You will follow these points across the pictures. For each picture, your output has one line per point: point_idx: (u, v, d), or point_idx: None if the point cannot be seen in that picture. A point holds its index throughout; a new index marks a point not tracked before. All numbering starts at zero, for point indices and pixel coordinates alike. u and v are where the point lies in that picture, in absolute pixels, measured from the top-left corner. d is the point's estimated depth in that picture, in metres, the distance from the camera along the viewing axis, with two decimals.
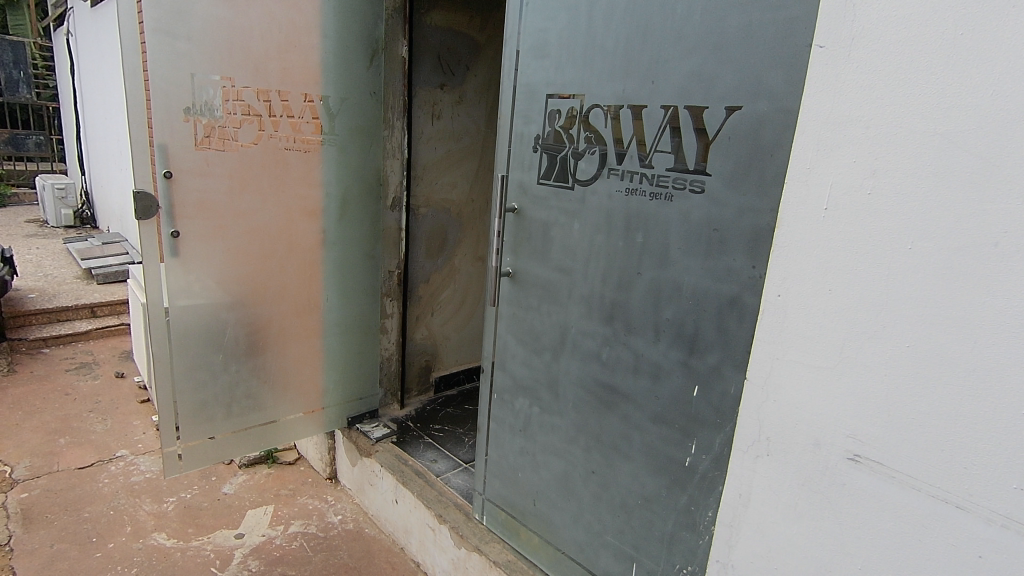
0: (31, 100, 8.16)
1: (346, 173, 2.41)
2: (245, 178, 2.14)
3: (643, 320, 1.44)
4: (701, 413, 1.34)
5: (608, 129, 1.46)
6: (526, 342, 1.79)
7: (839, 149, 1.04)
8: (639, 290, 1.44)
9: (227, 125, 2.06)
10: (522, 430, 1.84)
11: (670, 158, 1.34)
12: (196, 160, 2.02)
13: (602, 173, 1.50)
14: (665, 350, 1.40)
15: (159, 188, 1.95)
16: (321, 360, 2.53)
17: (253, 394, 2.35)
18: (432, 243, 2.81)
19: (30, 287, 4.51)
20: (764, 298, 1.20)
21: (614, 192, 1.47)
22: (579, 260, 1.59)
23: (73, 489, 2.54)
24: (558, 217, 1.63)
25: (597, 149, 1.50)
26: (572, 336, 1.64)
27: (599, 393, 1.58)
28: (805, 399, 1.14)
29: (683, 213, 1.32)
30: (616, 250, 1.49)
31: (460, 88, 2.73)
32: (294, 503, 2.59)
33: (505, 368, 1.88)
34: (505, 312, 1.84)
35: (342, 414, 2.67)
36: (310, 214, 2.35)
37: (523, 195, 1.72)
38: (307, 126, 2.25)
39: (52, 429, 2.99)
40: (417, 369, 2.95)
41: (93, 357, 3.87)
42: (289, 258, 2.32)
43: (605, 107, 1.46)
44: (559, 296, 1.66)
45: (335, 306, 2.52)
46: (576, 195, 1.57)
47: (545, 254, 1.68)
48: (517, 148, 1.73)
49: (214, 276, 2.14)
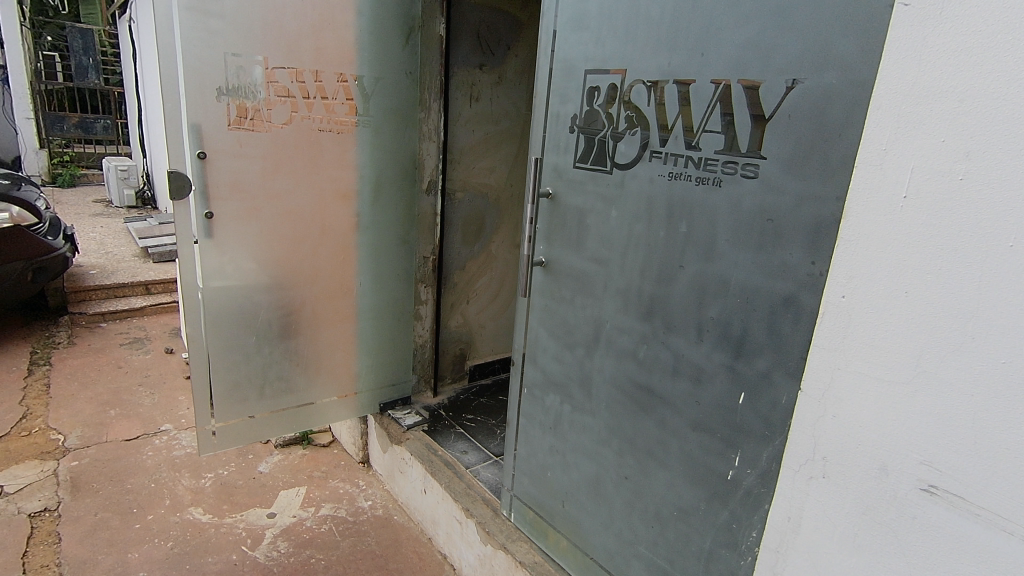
0: (98, 85, 8.52)
1: (380, 155, 2.36)
2: (278, 161, 2.11)
3: (684, 319, 1.33)
4: (747, 423, 1.23)
5: (651, 108, 1.33)
6: (558, 337, 1.68)
7: (924, 127, 0.89)
8: (681, 285, 1.32)
9: (262, 107, 2.03)
10: (552, 428, 1.75)
11: (720, 140, 1.20)
12: (229, 141, 2.00)
13: (644, 155, 1.37)
14: (709, 351, 1.28)
15: (192, 169, 1.94)
16: (354, 344, 2.51)
17: (286, 376, 2.34)
18: (469, 229, 2.73)
19: (92, 264, 4.73)
20: (826, 298, 1.06)
21: (656, 176, 1.35)
22: (616, 250, 1.47)
23: (119, 461, 2.63)
24: (595, 203, 1.51)
25: (639, 130, 1.37)
26: (607, 332, 1.52)
27: (635, 394, 1.47)
28: (871, 417, 1.00)
29: (733, 200, 1.20)
30: (658, 240, 1.36)
31: (500, 68, 2.62)
32: (326, 486, 2.60)
33: (535, 362, 1.78)
34: (537, 303, 1.74)
35: (375, 399, 2.65)
36: (344, 197, 2.31)
37: (558, 179, 1.61)
38: (340, 107, 2.20)
39: (104, 401, 3.12)
40: (452, 357, 2.89)
41: (146, 333, 4.02)
42: (322, 242, 2.29)
43: (648, 82, 1.33)
44: (594, 289, 1.54)
45: (368, 292, 2.49)
46: (614, 180, 1.45)
47: (580, 244, 1.57)
48: (553, 129, 1.62)
49: (247, 258, 2.13)
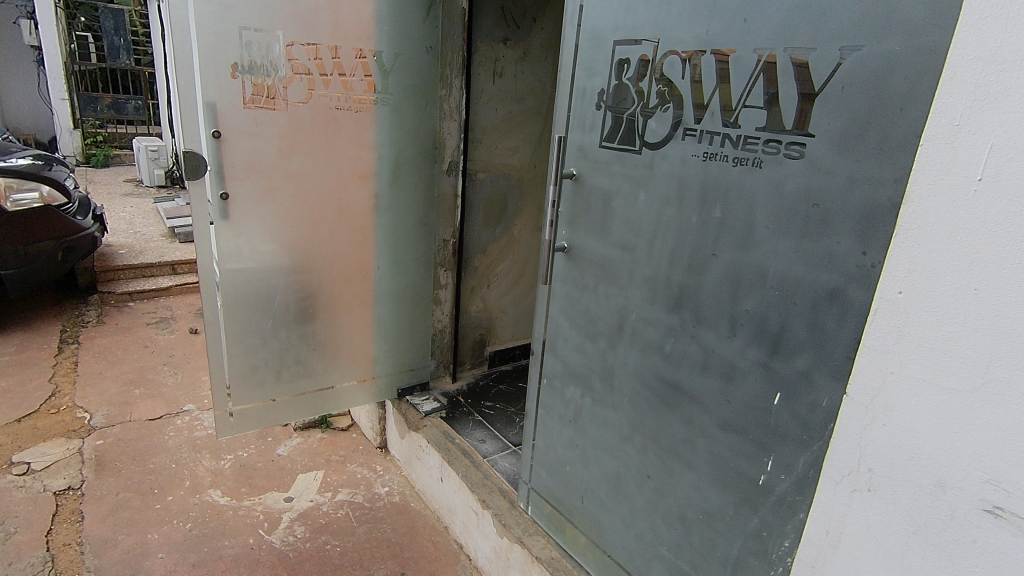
0: (129, 66, 8.59)
1: (400, 134, 2.28)
2: (294, 139, 2.05)
3: (716, 311, 1.23)
4: (783, 426, 1.13)
5: (686, 82, 1.23)
6: (579, 327, 1.60)
7: (1008, 98, 0.77)
8: (714, 274, 1.22)
9: (278, 84, 1.96)
10: (572, 421, 1.67)
11: (761, 116, 1.09)
12: (245, 119, 1.94)
13: (676, 133, 1.26)
14: (742, 347, 1.19)
15: (207, 148, 1.90)
16: (373, 329, 2.47)
17: (303, 360, 2.32)
18: (490, 211, 2.65)
19: (121, 243, 4.79)
20: (878, 293, 0.96)
21: (689, 156, 1.24)
22: (643, 236, 1.37)
23: (142, 440, 2.65)
24: (622, 185, 1.41)
25: (671, 106, 1.26)
26: (631, 322, 1.43)
27: (661, 389, 1.38)
28: (926, 427, 0.90)
29: (775, 183, 1.09)
30: (690, 226, 1.26)
31: (525, 42, 2.50)
32: (344, 471, 2.58)
33: (556, 352, 1.71)
34: (558, 290, 1.66)
35: (393, 384, 2.61)
36: (362, 177, 2.24)
37: (583, 160, 1.52)
38: (358, 84, 2.13)
39: (129, 380, 3.16)
40: (471, 342, 2.83)
41: (172, 313, 4.07)
42: (339, 223, 2.24)
43: (683, 53, 1.22)
44: (618, 277, 1.45)
45: (387, 275, 2.43)
46: (643, 160, 1.35)
47: (605, 229, 1.47)
48: (578, 105, 1.51)
49: (264, 240, 2.09)
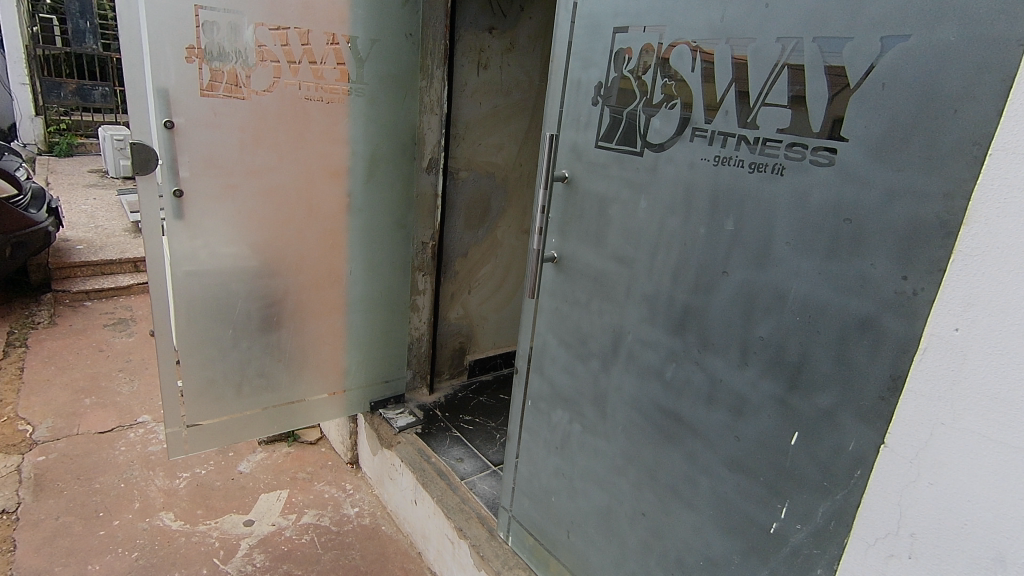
0: (97, 51, 8.21)
1: (375, 128, 2.10)
2: (258, 131, 1.86)
3: (725, 337, 1.09)
4: (800, 469, 1.00)
5: (696, 76, 1.08)
6: (569, 345, 1.45)
7: None
8: (724, 295, 1.08)
9: (239, 69, 1.77)
10: (559, 448, 1.53)
11: (784, 115, 0.95)
12: (201, 108, 1.74)
13: (684, 134, 1.12)
14: (754, 378, 1.05)
15: (158, 139, 1.70)
16: (344, 338, 2.29)
17: (266, 373, 2.13)
18: (472, 213, 2.48)
19: (80, 238, 4.52)
20: (927, 329, 0.82)
21: (697, 160, 1.10)
22: (644, 248, 1.22)
23: (89, 457, 2.44)
24: (620, 191, 1.26)
25: (678, 102, 1.12)
26: (627, 344, 1.29)
27: (659, 420, 1.24)
28: (988, 491, 0.77)
29: (798, 194, 0.95)
30: (697, 240, 1.12)
31: (512, 33, 2.33)
32: (311, 490, 2.40)
33: (541, 371, 1.56)
34: (546, 304, 1.50)
35: (365, 397, 2.44)
36: (333, 174, 2.05)
37: (576, 161, 1.37)
38: (330, 72, 1.94)
39: (80, 388, 2.93)
40: (451, 351, 2.67)
41: (132, 313, 3.82)
42: (308, 224, 2.05)
43: (693, 43, 1.08)
44: (614, 292, 1.30)
45: (360, 281, 2.25)
46: (645, 164, 1.20)
47: (600, 239, 1.33)
48: (573, 100, 1.36)
49: (222, 242, 1.90)
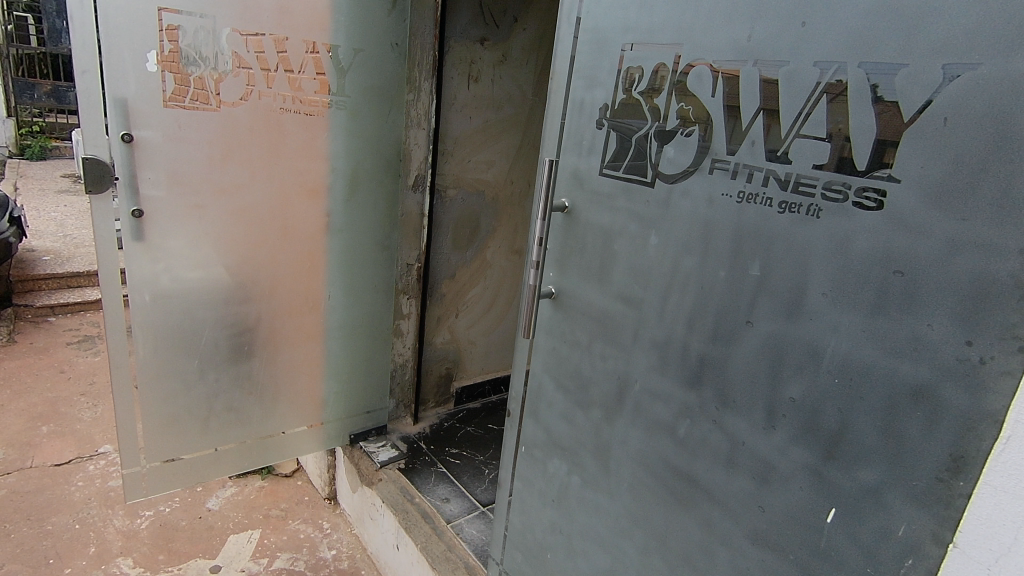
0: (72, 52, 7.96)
1: (358, 143, 1.96)
2: (228, 146, 1.71)
3: (749, 396, 0.96)
4: (837, 552, 0.87)
5: (717, 101, 0.97)
6: (567, 390, 1.32)
7: None
8: (748, 348, 0.96)
9: (207, 79, 1.62)
10: (555, 501, 1.39)
11: (822, 148, 0.83)
12: (165, 120, 1.59)
13: (701, 164, 1.00)
14: (782, 445, 0.92)
15: (116, 154, 1.54)
16: (321, 367, 2.13)
17: (236, 407, 1.97)
18: (461, 233, 2.35)
19: (46, 248, 4.30)
20: (1009, 416, 0.69)
21: (717, 194, 0.98)
22: (654, 289, 1.10)
23: (42, 494, 2.25)
24: (627, 224, 1.14)
25: (696, 129, 1.00)
26: (634, 393, 1.16)
27: (670, 481, 1.11)
28: None
29: (837, 240, 0.83)
30: (716, 285, 0.99)
31: (504, 44, 2.21)
32: (284, 530, 2.24)
33: (536, 415, 1.42)
34: (542, 342, 1.37)
35: (345, 428, 2.28)
36: (311, 193, 1.91)
37: (578, 190, 1.25)
38: (309, 83, 1.79)
39: (37, 415, 2.73)
40: (436, 378, 2.52)
41: (99, 330, 3.62)
42: (283, 246, 1.90)
43: (714, 63, 0.97)
44: (620, 336, 1.17)
45: (339, 306, 2.10)
46: (656, 196, 1.08)
47: (603, 277, 1.20)
48: (575, 122, 1.24)
49: (188, 265, 1.74)
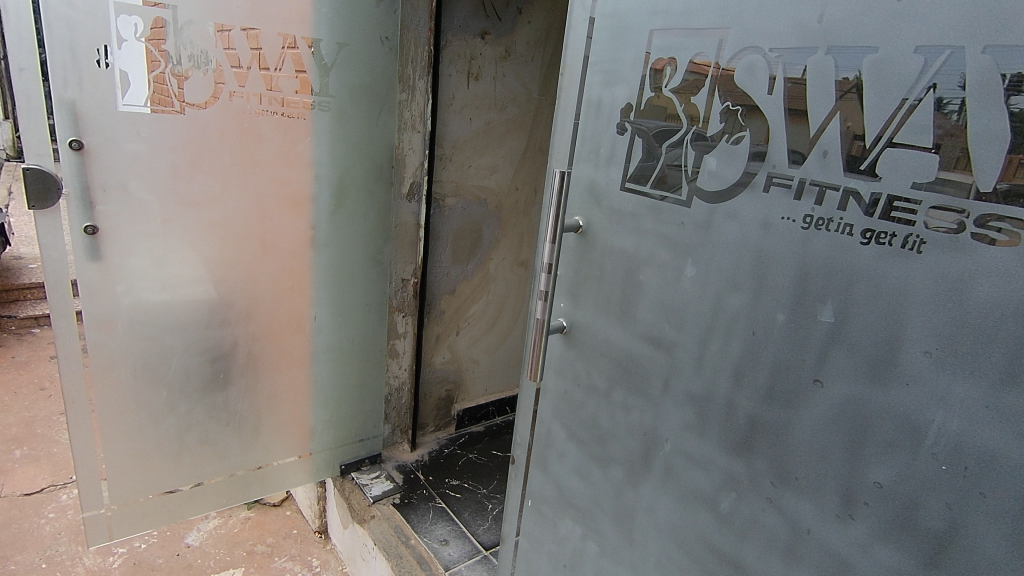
0: None
1: (344, 148, 1.76)
2: (196, 154, 1.51)
3: (818, 474, 0.76)
4: None
5: (776, 100, 0.76)
6: (582, 442, 1.12)
7: None
8: (817, 414, 0.75)
9: (169, 78, 1.42)
10: (567, 567, 1.19)
11: (926, 162, 0.63)
12: (121, 125, 1.39)
13: (754, 179, 0.79)
14: (863, 541, 0.72)
15: (64, 164, 1.35)
16: (308, 393, 1.94)
17: (212, 440, 1.78)
18: (461, 244, 2.15)
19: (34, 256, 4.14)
20: None
21: (776, 218, 0.77)
22: (691, 331, 0.89)
23: (8, 528, 2.08)
24: (657, 251, 0.94)
25: (747, 134, 0.79)
26: (665, 455, 0.95)
27: (709, 565, 0.90)
28: None
29: (950, 285, 0.62)
30: (771, 331, 0.79)
31: (508, 38, 2.00)
32: (269, 569, 2.06)
33: (545, 466, 1.22)
34: (553, 383, 1.17)
35: (336, 457, 2.10)
36: (293, 204, 1.71)
37: (594, 207, 1.05)
38: (287, 82, 1.60)
39: (11, 436, 2.57)
40: (436, 401, 2.32)
41: None
42: (262, 263, 1.71)
43: (771, 52, 0.76)
44: (646, 385, 0.97)
45: (326, 328, 1.91)
46: (695, 217, 0.87)
47: (626, 313, 1.00)
48: (591, 126, 1.04)
49: (153, 286, 1.55)
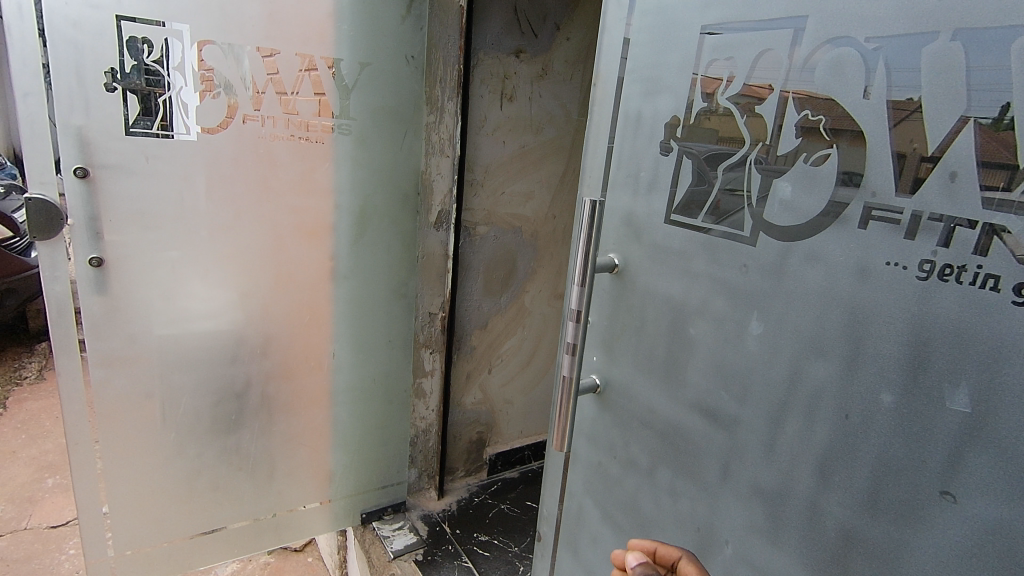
0: None
1: (367, 174, 1.65)
2: (208, 182, 1.43)
3: None
4: None
5: (877, 105, 0.56)
6: (619, 528, 0.92)
7: None
8: (944, 541, 0.53)
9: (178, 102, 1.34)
10: None
11: None
12: (130, 152, 1.33)
13: (848, 210, 0.59)
14: None
15: (70, 193, 1.29)
16: (327, 435, 1.81)
17: (224, 484, 1.67)
18: (493, 276, 1.99)
19: None
20: None
21: (880, 263, 0.57)
22: (758, 407, 0.69)
23: (30, 563, 2.04)
24: (713, 300, 0.74)
25: (834, 151, 0.60)
26: (723, 561, 0.74)
27: None
28: None
29: None
30: (873, 418, 0.58)
31: (545, 55, 1.86)
32: None
33: (575, 549, 1.02)
34: (585, 451, 0.98)
35: (356, 504, 1.95)
36: (311, 234, 1.60)
37: (634, 243, 0.86)
38: (306, 105, 1.50)
39: (47, 463, 2.57)
40: (466, 445, 2.14)
41: None
42: (278, 297, 1.60)
43: (867, 42, 0.57)
44: (699, 469, 0.77)
45: (347, 366, 1.78)
46: (764, 259, 0.67)
47: (673, 375, 0.80)
48: (629, 146, 0.86)
49: (161, 321, 1.46)
